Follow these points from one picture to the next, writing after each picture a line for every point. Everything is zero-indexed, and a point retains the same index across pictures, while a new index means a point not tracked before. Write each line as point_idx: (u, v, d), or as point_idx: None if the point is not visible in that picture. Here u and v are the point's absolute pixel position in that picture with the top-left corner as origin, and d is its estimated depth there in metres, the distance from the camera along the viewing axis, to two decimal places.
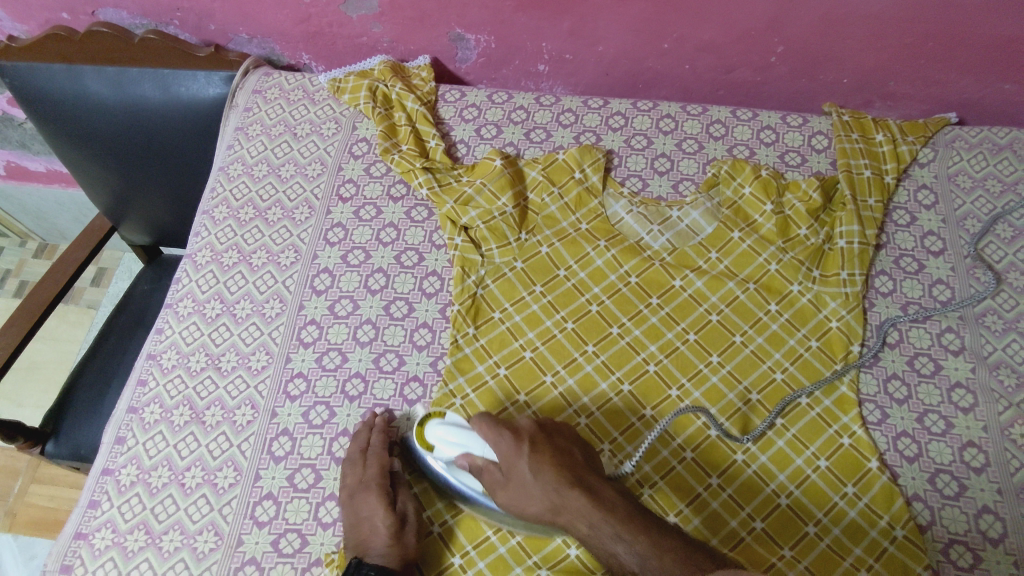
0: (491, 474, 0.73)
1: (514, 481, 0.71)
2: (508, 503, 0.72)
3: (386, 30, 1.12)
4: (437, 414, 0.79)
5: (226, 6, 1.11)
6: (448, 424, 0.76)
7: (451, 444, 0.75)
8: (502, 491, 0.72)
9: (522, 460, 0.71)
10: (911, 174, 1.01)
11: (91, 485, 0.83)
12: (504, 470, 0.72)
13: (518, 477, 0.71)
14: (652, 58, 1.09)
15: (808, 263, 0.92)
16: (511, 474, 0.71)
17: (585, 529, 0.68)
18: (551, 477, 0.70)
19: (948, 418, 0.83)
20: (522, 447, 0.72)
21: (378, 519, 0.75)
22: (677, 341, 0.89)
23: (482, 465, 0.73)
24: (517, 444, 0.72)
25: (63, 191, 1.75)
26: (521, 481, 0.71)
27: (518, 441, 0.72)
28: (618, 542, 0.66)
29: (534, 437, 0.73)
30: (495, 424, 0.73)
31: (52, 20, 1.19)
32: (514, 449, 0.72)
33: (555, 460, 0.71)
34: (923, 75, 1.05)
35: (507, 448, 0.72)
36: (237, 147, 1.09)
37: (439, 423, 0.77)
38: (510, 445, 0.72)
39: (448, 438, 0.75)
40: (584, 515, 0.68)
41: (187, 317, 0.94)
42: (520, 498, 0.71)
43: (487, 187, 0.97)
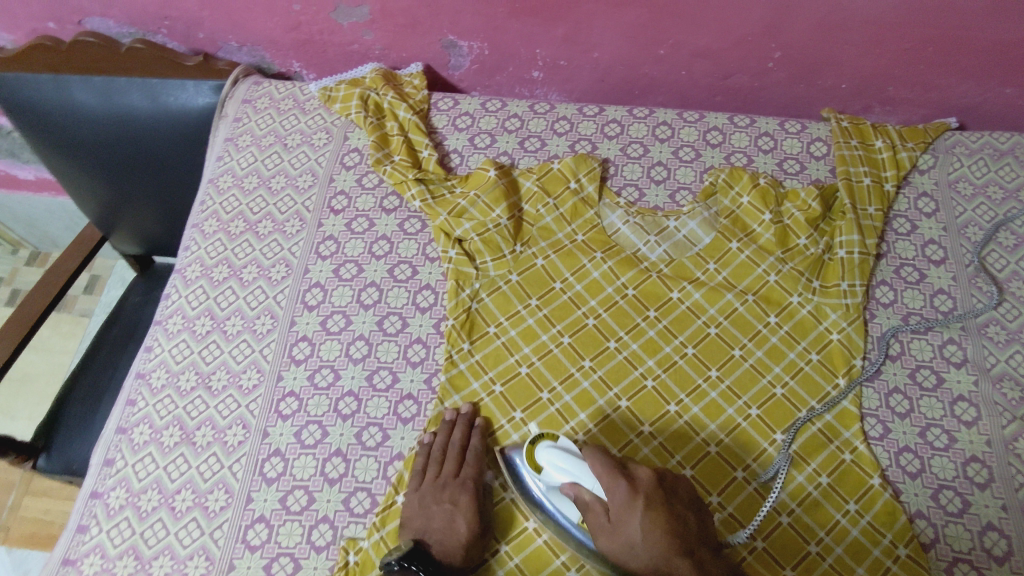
0: (597, 516, 0.71)
1: (620, 533, 0.69)
2: (607, 550, 0.70)
3: (377, 38, 1.10)
4: (549, 437, 0.78)
5: (215, 14, 1.09)
6: (561, 449, 0.75)
7: (560, 470, 0.74)
8: (603, 537, 0.70)
9: (635, 517, 0.69)
10: (911, 181, 1.00)
11: (80, 508, 0.82)
12: (611, 517, 0.70)
13: (626, 532, 0.69)
14: (648, 64, 1.08)
15: (808, 274, 0.91)
16: (620, 526, 0.69)
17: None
18: (661, 543, 0.67)
19: (951, 432, 0.82)
20: (636, 502, 0.69)
21: (461, 517, 0.76)
22: (675, 355, 0.87)
23: (589, 501, 0.72)
24: (632, 499, 0.69)
25: (52, 199, 1.73)
26: (628, 537, 0.69)
27: (634, 495, 0.69)
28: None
29: (651, 494, 0.70)
30: (613, 471, 0.71)
31: (39, 29, 1.16)
32: (628, 504, 0.69)
33: (669, 526, 0.68)
34: (923, 80, 1.03)
35: (620, 500, 0.69)
36: (227, 158, 1.07)
37: (551, 447, 0.76)
38: (625, 499, 0.69)
39: (558, 463, 0.74)
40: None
41: (176, 335, 0.93)
42: (623, 552, 0.69)
43: (481, 199, 0.95)
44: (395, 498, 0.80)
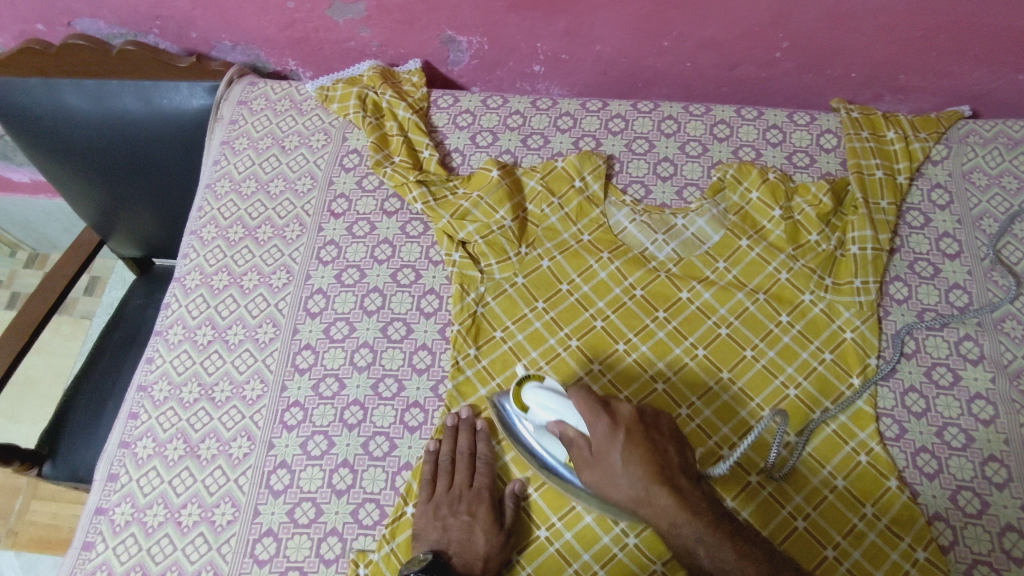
0: (580, 449, 0.70)
1: (602, 464, 0.68)
2: (591, 483, 0.69)
3: (374, 34, 1.07)
4: (534, 377, 0.76)
5: (207, 13, 1.06)
6: (547, 390, 0.72)
7: (547, 409, 0.72)
8: (586, 471, 0.69)
9: (616, 449, 0.68)
10: (924, 173, 0.98)
11: (85, 525, 0.81)
12: (594, 451, 0.69)
13: (607, 464, 0.68)
14: (652, 57, 1.05)
15: (820, 271, 0.89)
16: (601, 458, 0.68)
17: (665, 526, 0.66)
18: (642, 474, 0.67)
19: (969, 432, 0.80)
20: (618, 436, 0.68)
21: (480, 529, 0.75)
22: (686, 357, 0.85)
23: (573, 437, 0.70)
24: (614, 433, 0.68)
25: (49, 201, 1.71)
26: (610, 468, 0.68)
27: (615, 428, 0.69)
28: (700, 545, 0.65)
29: (631, 426, 0.69)
30: (595, 407, 0.69)
31: (27, 32, 1.14)
32: (609, 436, 0.68)
33: (649, 455, 0.68)
34: (936, 67, 1.01)
35: (602, 434, 0.68)
36: (224, 161, 1.05)
37: (536, 386, 0.73)
38: (607, 432, 0.68)
39: (546, 403, 0.72)
40: (667, 514, 0.66)
41: (178, 345, 0.91)
42: (605, 483, 0.68)
43: (484, 200, 0.93)
44: (404, 509, 0.78)
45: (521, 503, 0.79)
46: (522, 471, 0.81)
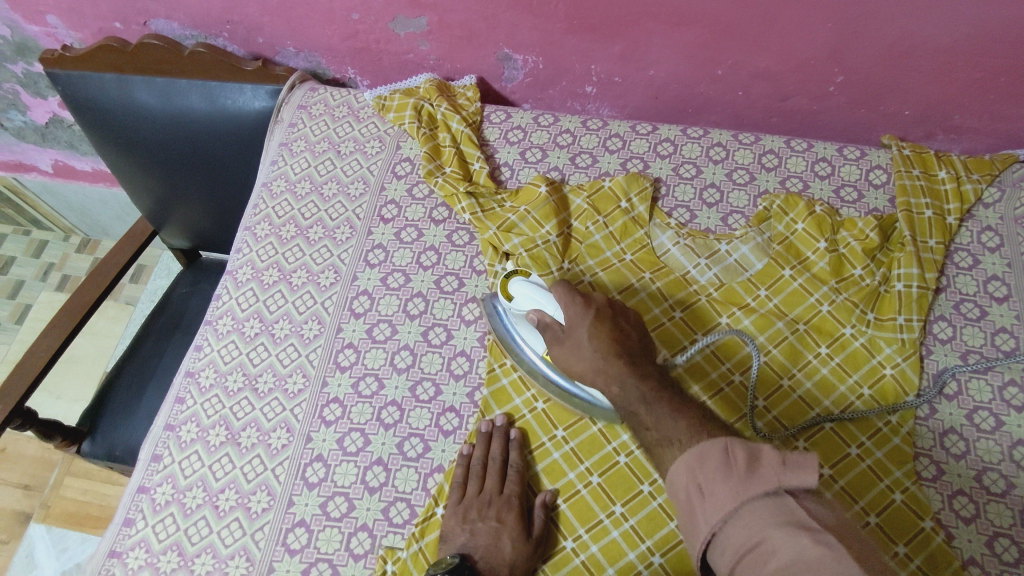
0: (552, 331, 0.76)
1: (570, 341, 0.74)
2: (561, 359, 0.75)
3: (433, 48, 1.10)
4: (523, 274, 0.84)
5: (277, 20, 1.11)
6: (529, 283, 0.80)
7: (529, 300, 0.80)
8: (557, 348, 0.76)
9: (584, 327, 0.74)
10: (975, 215, 0.97)
11: (127, 502, 0.84)
12: (565, 330, 0.75)
13: (575, 339, 0.74)
14: (704, 84, 1.06)
15: (863, 305, 0.88)
16: (570, 334, 0.75)
17: (616, 392, 0.69)
18: (602, 346, 0.71)
19: (1009, 478, 0.79)
20: (587, 316, 0.74)
21: (509, 536, 0.75)
22: (722, 382, 0.85)
23: (549, 322, 0.77)
24: (584, 313, 0.75)
25: (106, 190, 1.77)
26: (576, 343, 0.74)
27: (586, 310, 0.75)
28: (642, 405, 0.66)
29: (602, 311, 0.75)
30: (570, 293, 0.76)
31: (105, 29, 1.19)
32: (580, 317, 0.75)
33: (612, 334, 0.73)
34: (993, 110, 1.00)
35: (574, 314, 0.75)
36: (281, 163, 1.09)
37: (523, 280, 0.81)
38: (578, 312, 0.75)
39: (529, 295, 0.79)
40: (618, 378, 0.69)
41: (226, 336, 0.94)
42: (571, 357, 0.74)
43: (531, 214, 0.96)
44: (434, 510, 0.80)
45: (550, 514, 0.79)
46: (553, 483, 0.81)
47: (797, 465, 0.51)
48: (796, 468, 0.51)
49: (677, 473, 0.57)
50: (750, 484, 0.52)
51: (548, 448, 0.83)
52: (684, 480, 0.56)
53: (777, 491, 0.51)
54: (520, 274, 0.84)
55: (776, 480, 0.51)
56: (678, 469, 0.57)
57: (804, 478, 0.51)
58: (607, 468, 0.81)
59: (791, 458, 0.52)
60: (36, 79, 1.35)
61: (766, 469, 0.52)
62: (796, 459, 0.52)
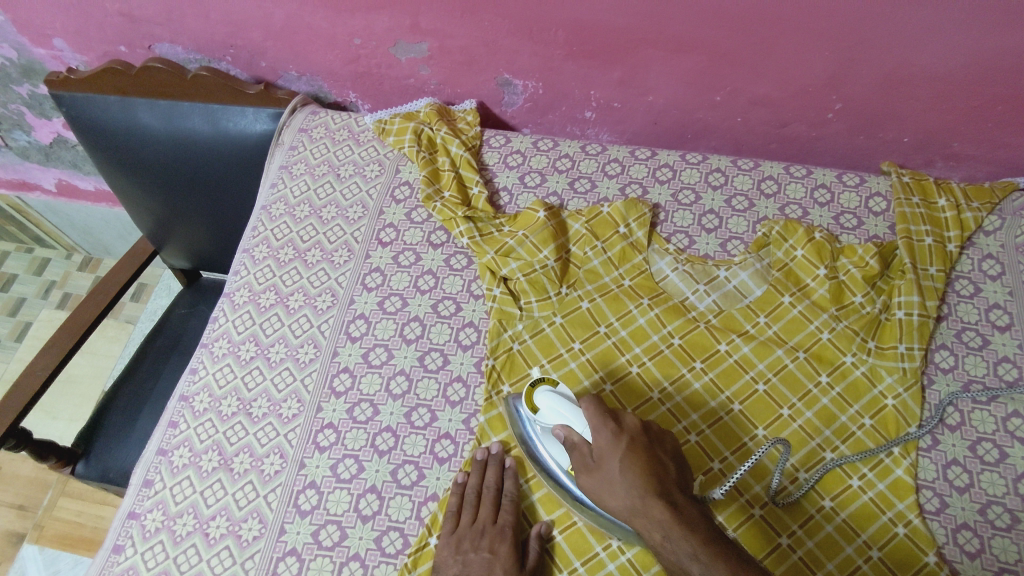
0: (581, 454, 0.73)
1: (601, 472, 0.71)
2: (591, 488, 0.72)
3: (434, 73, 1.11)
4: (549, 381, 0.80)
5: (279, 44, 1.11)
6: (556, 395, 0.76)
7: (557, 414, 0.76)
8: (587, 476, 0.72)
9: (616, 457, 0.70)
10: (975, 243, 0.96)
11: (116, 528, 0.83)
12: (595, 456, 0.72)
13: (607, 470, 0.70)
14: (703, 110, 1.07)
15: (863, 333, 0.88)
16: (601, 463, 0.71)
17: (659, 539, 0.65)
18: (639, 483, 0.68)
19: (1014, 512, 0.77)
20: (620, 444, 0.71)
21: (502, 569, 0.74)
22: (721, 411, 0.84)
23: (576, 442, 0.74)
24: (617, 440, 0.71)
25: (108, 209, 1.78)
26: (608, 475, 0.70)
27: (618, 436, 0.72)
28: (693, 561, 0.63)
29: (636, 438, 0.72)
30: (602, 414, 0.73)
31: (110, 52, 1.20)
32: (611, 444, 0.71)
33: (648, 467, 0.69)
34: (992, 137, 1.00)
35: (605, 441, 0.72)
36: (281, 186, 1.09)
37: (549, 390, 0.77)
38: (610, 439, 0.71)
39: (556, 409, 0.75)
40: (660, 524, 0.65)
41: (222, 358, 0.94)
42: (602, 489, 0.70)
43: (529, 239, 0.95)
44: (428, 540, 0.78)
45: (545, 545, 0.78)
46: (548, 513, 0.80)
47: None
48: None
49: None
50: None
51: None
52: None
53: None
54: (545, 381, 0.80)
55: None
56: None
57: None
58: None
59: None
60: (41, 100, 1.36)
61: None
62: None
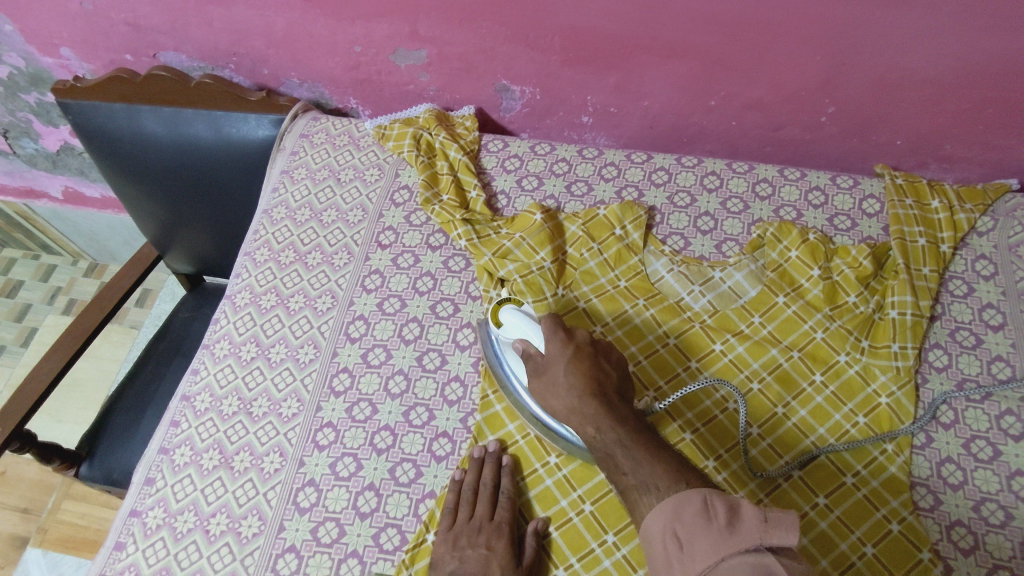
0: (535, 362, 0.77)
1: (547, 376, 0.74)
2: (538, 392, 0.75)
3: (433, 79, 1.13)
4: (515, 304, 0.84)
5: (281, 52, 1.14)
6: (519, 313, 0.81)
7: (516, 328, 0.80)
8: (535, 381, 0.76)
9: (561, 361, 0.74)
10: (969, 243, 0.97)
11: (118, 526, 0.84)
12: (544, 362, 0.76)
13: (552, 372, 0.74)
14: (698, 114, 1.08)
15: (857, 332, 0.88)
16: (548, 368, 0.75)
17: (591, 432, 0.67)
18: (577, 382, 0.71)
19: (1008, 509, 0.78)
20: (567, 350, 0.74)
21: (496, 564, 0.75)
22: (716, 410, 0.85)
23: (532, 352, 0.78)
24: (565, 348, 0.75)
25: (115, 216, 1.80)
26: (552, 377, 0.73)
27: (566, 345, 0.75)
28: (618, 448, 0.64)
29: (584, 347, 0.75)
30: (554, 326, 0.77)
31: (116, 61, 1.22)
32: (560, 351, 0.75)
33: (589, 371, 0.72)
34: (984, 140, 1.01)
35: (554, 349, 0.75)
36: (282, 190, 1.11)
37: (514, 308, 0.82)
38: (559, 347, 0.75)
39: (517, 325, 0.80)
40: (592, 419, 0.68)
41: (222, 360, 0.95)
42: (547, 390, 0.74)
43: (526, 241, 0.96)
44: (425, 537, 0.79)
45: (541, 541, 0.78)
46: (545, 510, 0.80)
47: (777, 523, 0.51)
48: (778, 526, 0.51)
49: (655, 521, 0.57)
50: (728, 538, 0.51)
51: (540, 473, 0.83)
52: (661, 528, 0.56)
53: (759, 548, 0.51)
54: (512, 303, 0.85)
55: (758, 536, 0.51)
56: (656, 516, 0.57)
57: (784, 536, 0.50)
58: (599, 495, 0.81)
59: (773, 515, 0.51)
60: (48, 108, 1.38)
61: (747, 527, 0.52)
62: (778, 517, 0.51)
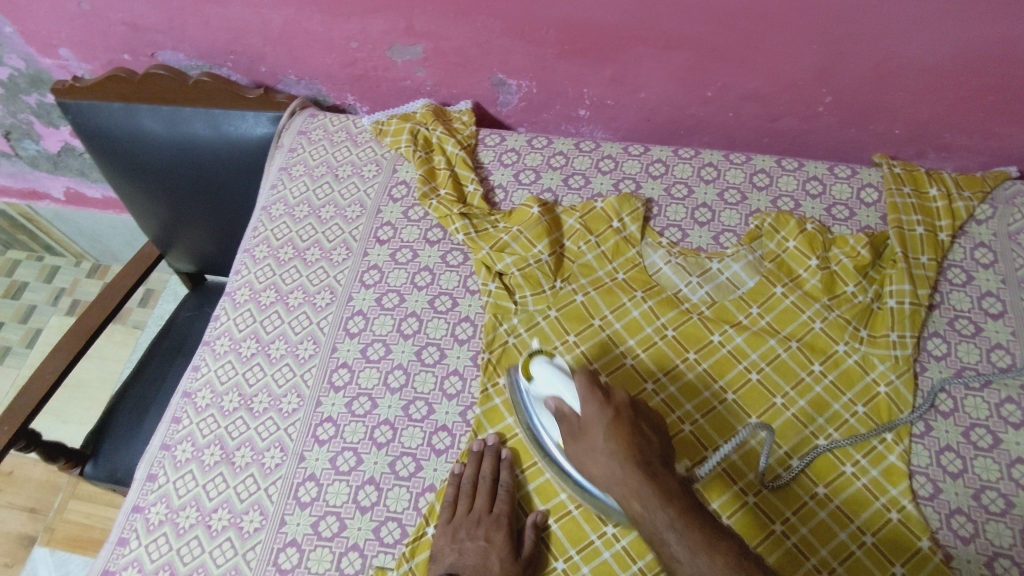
0: (569, 423, 0.74)
1: (585, 440, 0.71)
2: (575, 455, 0.72)
3: (429, 74, 1.13)
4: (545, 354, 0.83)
5: (278, 49, 1.14)
6: (551, 366, 0.80)
7: (549, 384, 0.79)
8: (571, 444, 0.73)
9: (600, 425, 0.70)
10: (968, 231, 0.97)
11: (121, 521, 0.85)
12: (581, 423, 0.72)
13: (590, 436, 0.70)
14: (695, 106, 1.08)
15: (855, 322, 0.88)
16: (586, 431, 0.71)
17: (638, 509, 0.64)
18: (620, 450, 0.68)
19: (1008, 497, 0.77)
20: (605, 413, 0.71)
21: (496, 555, 0.75)
22: (714, 400, 0.85)
23: (566, 412, 0.74)
24: (603, 410, 0.71)
25: (117, 216, 1.81)
26: (591, 442, 0.70)
27: (604, 407, 0.72)
28: (670, 531, 0.62)
29: (622, 408, 0.72)
30: (591, 385, 0.73)
31: (115, 61, 1.23)
32: (598, 414, 0.71)
33: (630, 437, 0.69)
34: (983, 128, 1.01)
35: (592, 411, 0.72)
36: (281, 187, 1.12)
37: (545, 361, 0.81)
38: (596, 409, 0.72)
39: (550, 380, 0.78)
40: (638, 494, 0.64)
41: (223, 356, 0.96)
42: (585, 454, 0.71)
43: (523, 234, 0.97)
44: (425, 529, 0.79)
45: (541, 534, 0.79)
46: (544, 502, 0.81)
47: None
48: None
49: None
50: None
51: (540, 467, 0.83)
52: None
53: None
54: (543, 355, 0.84)
55: None
56: None
57: None
58: None
59: None
60: (49, 109, 1.39)
61: None
62: None
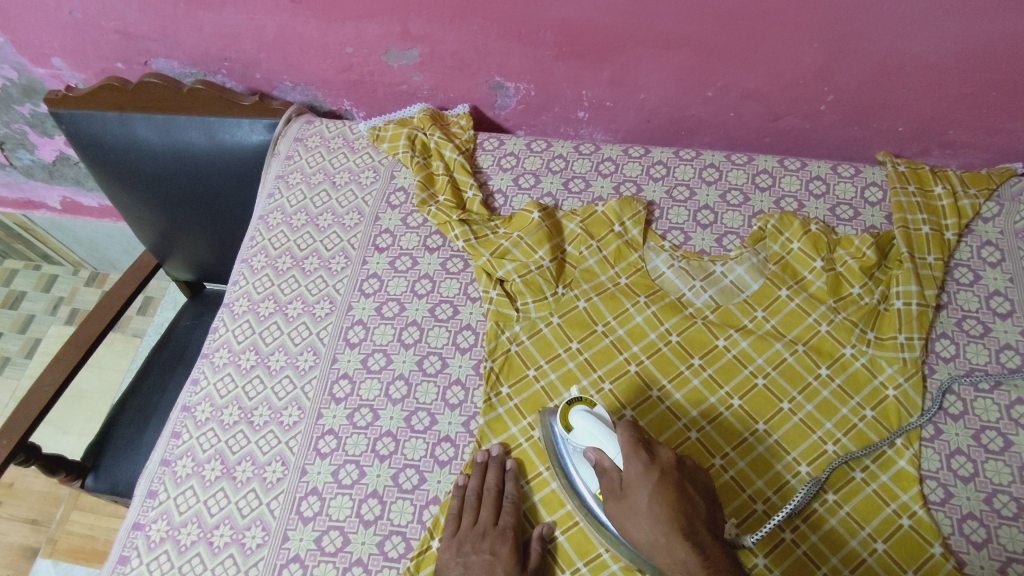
0: (610, 479, 0.72)
1: (627, 500, 0.69)
2: (616, 515, 0.70)
3: (426, 78, 1.12)
4: (585, 402, 0.79)
5: (272, 56, 1.12)
6: (592, 417, 0.76)
7: (591, 436, 0.75)
8: (612, 503, 0.71)
9: (645, 487, 0.68)
10: (974, 230, 0.95)
11: (122, 539, 0.84)
12: (622, 482, 0.70)
13: (634, 499, 0.68)
14: (696, 106, 1.07)
15: (862, 325, 0.87)
16: (629, 493, 0.69)
17: None
18: (665, 517, 0.66)
19: (1021, 500, 0.76)
20: (650, 474, 0.69)
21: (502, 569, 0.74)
22: (721, 407, 0.84)
23: (607, 467, 0.72)
24: (648, 470, 0.69)
25: (114, 224, 1.80)
26: (635, 505, 0.68)
27: (649, 467, 0.69)
28: None
29: (668, 470, 0.70)
30: (635, 442, 0.71)
31: (108, 69, 1.21)
32: (642, 474, 0.69)
33: (675, 502, 0.67)
34: (987, 124, 0.99)
35: (635, 470, 0.70)
36: (277, 195, 1.10)
37: (585, 411, 0.77)
38: (640, 469, 0.69)
39: (592, 432, 0.75)
40: (682, 566, 0.63)
41: (222, 368, 0.94)
42: (627, 517, 0.69)
43: (524, 240, 0.95)
44: (429, 543, 0.78)
45: (547, 546, 0.78)
46: (550, 514, 0.80)
47: None
48: None
49: None
50: None
51: (545, 477, 0.82)
52: None
53: None
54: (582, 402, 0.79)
55: None
56: None
57: None
58: None
59: None
60: (42, 119, 1.38)
61: None
62: None
